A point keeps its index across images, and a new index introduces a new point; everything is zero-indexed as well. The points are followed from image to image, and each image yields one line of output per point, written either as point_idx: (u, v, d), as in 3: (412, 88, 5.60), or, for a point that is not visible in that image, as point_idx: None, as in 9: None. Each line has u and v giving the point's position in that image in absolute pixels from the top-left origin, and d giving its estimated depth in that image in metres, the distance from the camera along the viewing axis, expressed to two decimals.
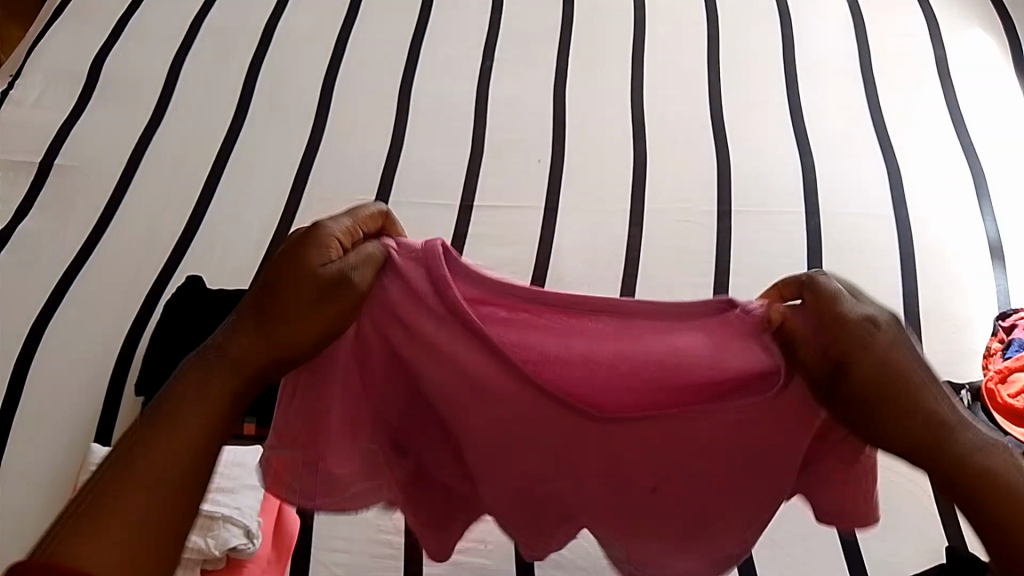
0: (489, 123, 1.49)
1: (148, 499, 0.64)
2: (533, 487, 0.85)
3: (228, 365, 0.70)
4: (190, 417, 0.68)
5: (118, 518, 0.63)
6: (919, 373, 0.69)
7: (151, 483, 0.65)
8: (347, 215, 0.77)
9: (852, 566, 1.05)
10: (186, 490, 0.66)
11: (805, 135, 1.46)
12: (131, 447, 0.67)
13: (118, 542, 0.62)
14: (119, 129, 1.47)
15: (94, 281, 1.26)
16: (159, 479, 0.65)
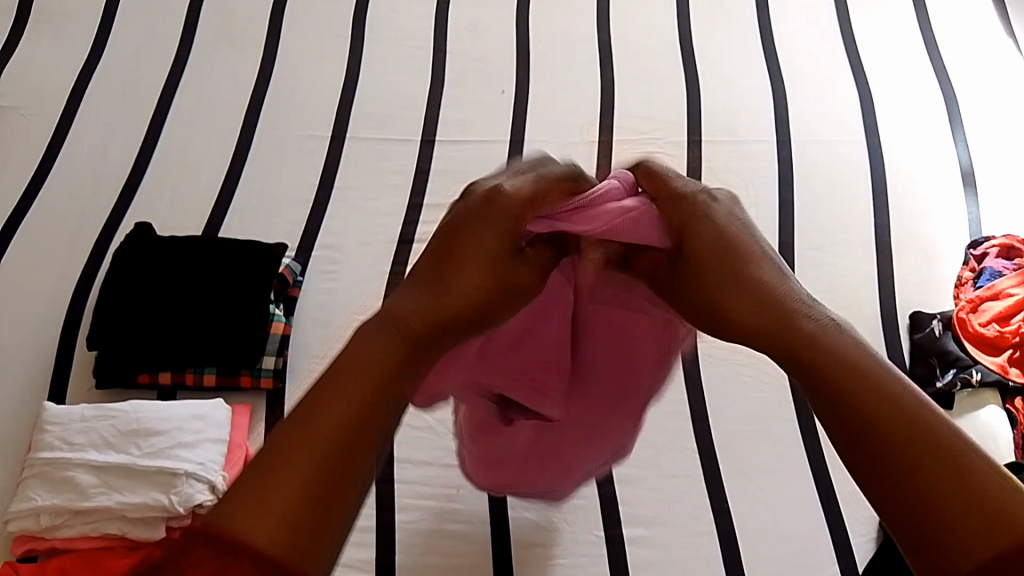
0: (450, 50, 1.43)
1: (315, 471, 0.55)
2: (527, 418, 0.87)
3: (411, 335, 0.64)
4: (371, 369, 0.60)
5: (285, 486, 0.54)
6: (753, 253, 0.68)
7: (330, 448, 0.56)
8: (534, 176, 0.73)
9: (824, 499, 1.06)
10: (341, 475, 0.55)
11: (775, 59, 1.42)
12: (315, 398, 0.58)
13: (278, 509, 0.53)
14: (58, 63, 1.39)
15: (38, 226, 1.20)
16: (338, 438, 0.56)
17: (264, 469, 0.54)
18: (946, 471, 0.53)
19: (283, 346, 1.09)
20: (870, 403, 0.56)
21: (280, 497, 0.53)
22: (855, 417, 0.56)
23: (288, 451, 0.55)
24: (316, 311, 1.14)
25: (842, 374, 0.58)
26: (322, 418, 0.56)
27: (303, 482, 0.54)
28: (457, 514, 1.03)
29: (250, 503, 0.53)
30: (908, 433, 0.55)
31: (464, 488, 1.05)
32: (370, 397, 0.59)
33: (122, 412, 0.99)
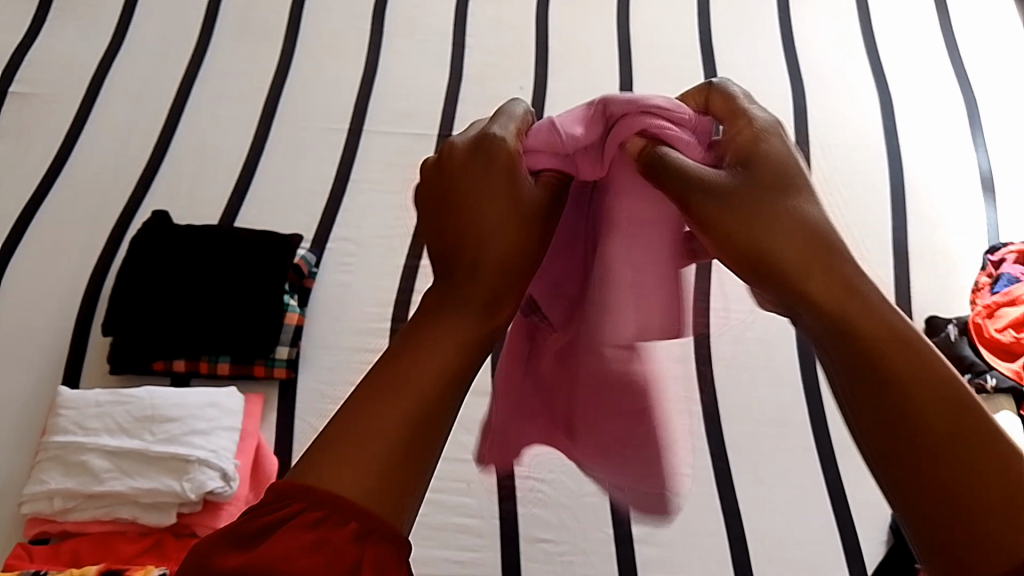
0: (469, 46, 1.43)
1: (404, 413, 0.48)
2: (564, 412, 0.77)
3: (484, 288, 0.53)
4: (450, 328, 0.51)
5: (377, 433, 0.47)
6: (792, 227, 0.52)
7: (418, 397, 0.49)
8: (507, 119, 0.59)
9: (834, 502, 1.05)
10: (434, 424, 0.49)
11: (795, 61, 1.41)
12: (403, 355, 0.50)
13: (371, 459, 0.47)
14: (79, 51, 1.40)
15: (57, 212, 1.21)
16: (425, 384, 0.49)
17: (355, 420, 0.48)
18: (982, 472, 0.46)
19: (297, 337, 1.09)
20: (924, 404, 0.48)
21: (372, 449, 0.47)
22: (886, 404, 0.48)
23: (373, 400, 0.48)
24: (330, 303, 1.15)
25: (904, 373, 0.49)
26: (396, 402, 0.48)
27: (380, 467, 0.46)
28: (467, 510, 1.04)
29: (347, 450, 0.47)
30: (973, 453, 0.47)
31: (474, 482, 1.05)
32: (461, 345, 0.51)
33: (137, 399, 1.00)
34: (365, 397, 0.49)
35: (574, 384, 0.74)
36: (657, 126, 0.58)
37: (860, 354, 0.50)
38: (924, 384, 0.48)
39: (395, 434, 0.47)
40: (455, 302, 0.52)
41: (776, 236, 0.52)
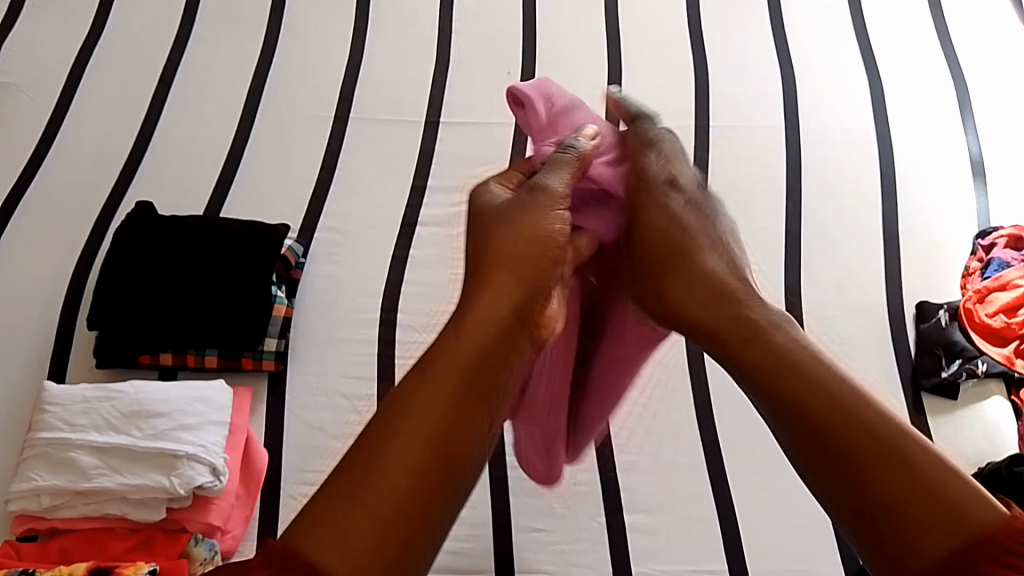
0: (456, 31, 1.41)
1: (393, 484, 0.57)
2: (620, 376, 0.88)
3: (466, 350, 0.63)
4: (438, 390, 0.60)
5: (359, 506, 0.56)
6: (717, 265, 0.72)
7: (409, 471, 0.58)
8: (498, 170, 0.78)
9: None
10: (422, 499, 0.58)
11: (785, 45, 1.40)
12: (384, 422, 0.59)
13: (365, 534, 0.56)
14: (59, 40, 1.38)
15: (39, 205, 1.19)
16: (409, 451, 0.58)
17: (340, 502, 0.57)
18: (924, 494, 0.56)
19: (285, 329, 1.09)
20: (810, 396, 0.61)
21: (361, 523, 0.56)
22: (823, 438, 0.60)
23: (357, 473, 0.57)
24: (319, 294, 1.14)
25: (811, 398, 0.61)
26: (398, 451, 0.58)
27: (393, 507, 0.57)
28: None
29: (327, 526, 0.56)
30: (918, 477, 0.57)
31: None
32: (447, 413, 0.60)
33: (124, 394, 0.99)
34: (370, 448, 0.58)
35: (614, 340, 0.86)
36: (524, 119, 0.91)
37: (790, 396, 0.62)
38: (857, 429, 0.59)
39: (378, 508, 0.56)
40: (438, 371, 0.61)
41: (695, 296, 0.71)
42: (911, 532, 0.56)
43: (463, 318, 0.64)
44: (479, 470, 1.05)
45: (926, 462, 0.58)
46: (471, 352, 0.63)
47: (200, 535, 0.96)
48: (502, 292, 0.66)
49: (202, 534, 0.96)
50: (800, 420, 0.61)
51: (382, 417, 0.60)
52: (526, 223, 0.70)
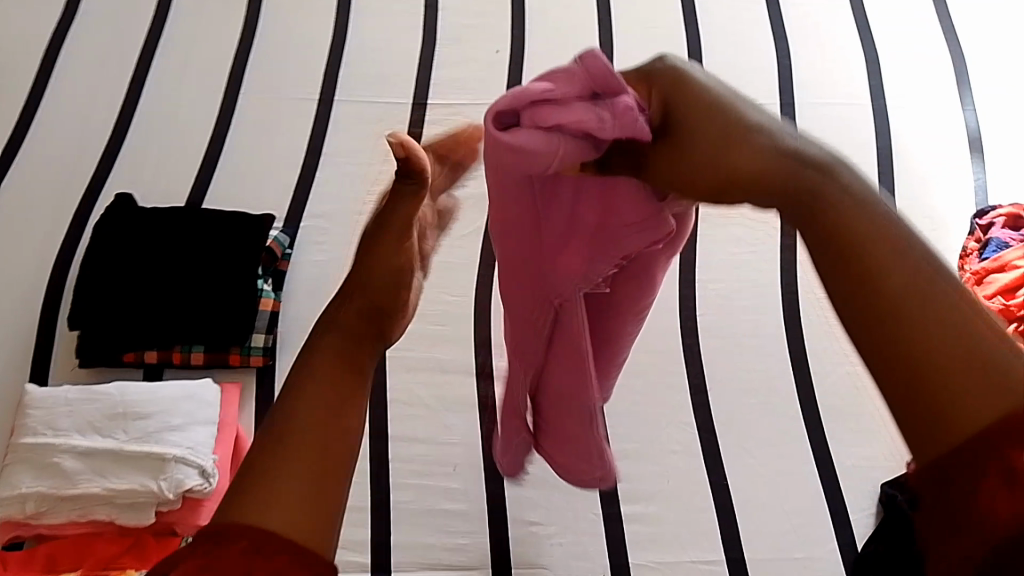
0: (442, 8, 1.37)
1: (298, 453, 0.56)
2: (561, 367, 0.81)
3: (350, 333, 0.64)
4: (333, 373, 0.61)
5: (270, 480, 0.55)
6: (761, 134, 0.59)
7: (302, 433, 0.57)
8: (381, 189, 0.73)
9: (823, 475, 1.04)
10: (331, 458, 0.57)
11: (780, 18, 1.37)
12: (286, 397, 0.60)
13: (292, 492, 0.54)
14: (30, 20, 1.32)
15: (14, 196, 1.16)
16: (302, 421, 0.58)
17: (254, 470, 0.55)
18: (974, 370, 0.48)
19: (273, 323, 1.06)
20: (882, 280, 0.51)
21: (269, 488, 0.54)
22: (913, 358, 0.49)
23: (259, 450, 0.57)
24: (306, 284, 1.11)
25: (900, 296, 0.51)
26: (295, 435, 0.57)
27: (303, 492, 0.55)
28: (455, 493, 1.01)
29: (256, 488, 0.54)
30: (939, 377, 0.48)
31: (460, 466, 1.03)
32: (336, 390, 0.60)
33: (109, 396, 0.96)
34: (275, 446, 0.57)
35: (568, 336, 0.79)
36: (533, 120, 0.62)
37: (849, 277, 0.53)
38: (920, 329, 0.50)
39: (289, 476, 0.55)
40: (326, 357, 0.62)
41: (752, 156, 0.59)
42: (914, 420, 0.48)
43: (340, 314, 0.66)
44: (472, 462, 1.03)
45: (968, 331, 0.49)
46: (354, 336, 0.64)
47: (191, 538, 0.95)
48: (373, 295, 0.67)
49: (194, 536, 0.95)
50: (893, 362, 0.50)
51: (288, 392, 0.60)
52: (392, 241, 0.69)
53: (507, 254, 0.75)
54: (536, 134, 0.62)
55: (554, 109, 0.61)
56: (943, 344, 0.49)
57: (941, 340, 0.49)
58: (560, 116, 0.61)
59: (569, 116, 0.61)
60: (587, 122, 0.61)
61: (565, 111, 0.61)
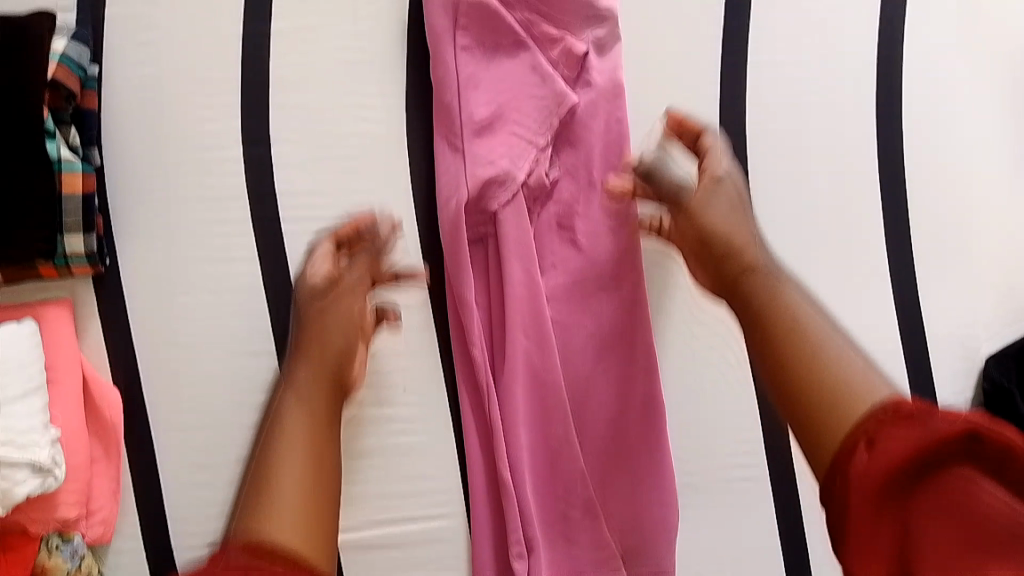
0: None
1: (311, 491, 0.54)
2: (500, 446, 0.72)
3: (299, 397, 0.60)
4: (311, 433, 0.58)
5: (278, 482, 0.53)
6: (791, 288, 0.61)
7: (304, 480, 0.54)
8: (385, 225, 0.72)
9: (912, 355, 0.77)
10: (326, 522, 0.54)
11: None
12: (297, 399, 0.60)
13: (285, 512, 0.51)
14: None
15: None
16: (306, 428, 0.58)
17: (251, 522, 0.51)
18: (811, 418, 0.51)
19: (89, 211, 0.67)
20: (792, 393, 0.53)
21: (281, 493, 0.53)
22: (823, 398, 0.51)
23: (258, 481, 0.54)
24: (138, 126, 0.71)
25: (796, 360, 0.54)
26: (288, 484, 0.53)
27: (308, 420, 0.58)
28: (407, 423, 0.75)
29: (303, 482, 0.54)
30: (825, 396, 0.51)
31: (415, 385, 0.75)
32: (305, 461, 0.55)
33: None
34: (258, 485, 0.54)
35: (513, 372, 0.72)
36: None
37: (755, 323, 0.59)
38: (808, 410, 0.51)
39: (292, 484, 0.54)
40: (298, 413, 0.58)
41: (715, 215, 0.67)
42: (826, 407, 0.50)
43: (299, 366, 0.62)
44: (429, 381, 0.75)
45: (843, 377, 0.52)
46: (314, 377, 0.61)
47: (56, 537, 0.68)
48: (322, 344, 0.63)
49: (59, 532, 0.68)
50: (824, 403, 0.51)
51: (257, 473, 0.55)
52: (323, 336, 0.64)
53: (473, 415, 0.74)
54: (481, 112, 0.72)
55: (480, 141, 0.72)
56: (830, 399, 0.51)
57: (842, 387, 0.51)
58: (486, 147, 0.72)
59: (515, 126, 0.72)
60: (519, 139, 0.72)
61: (507, 119, 0.72)
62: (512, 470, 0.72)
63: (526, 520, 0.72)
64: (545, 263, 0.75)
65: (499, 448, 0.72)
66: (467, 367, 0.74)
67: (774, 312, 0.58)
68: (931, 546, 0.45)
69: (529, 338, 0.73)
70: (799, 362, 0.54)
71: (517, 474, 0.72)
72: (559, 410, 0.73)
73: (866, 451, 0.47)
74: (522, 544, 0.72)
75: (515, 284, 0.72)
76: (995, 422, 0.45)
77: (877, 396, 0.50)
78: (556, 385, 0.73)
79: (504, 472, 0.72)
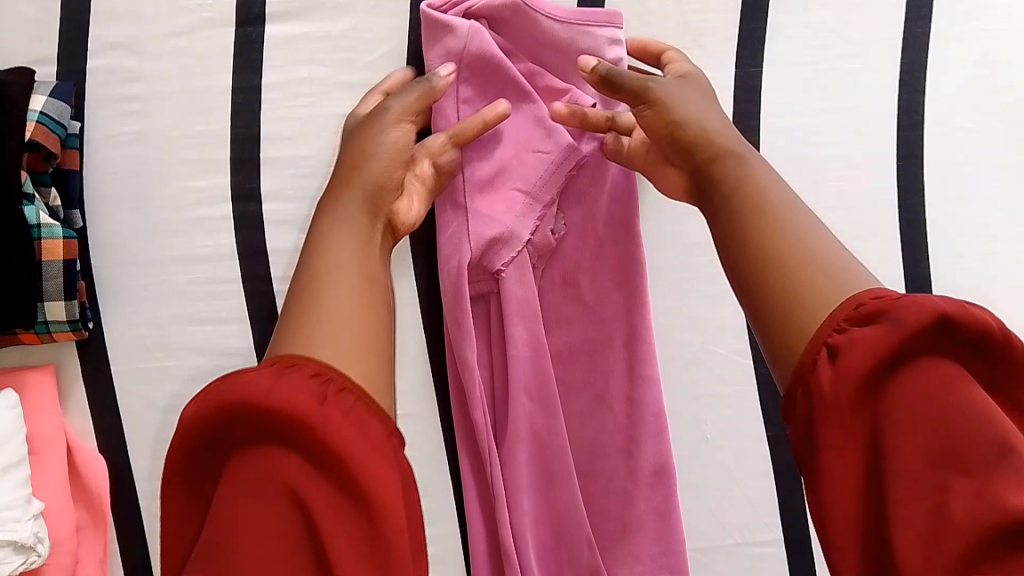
0: None
1: (351, 319, 0.51)
2: (503, 516, 0.68)
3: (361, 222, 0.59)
4: (357, 241, 0.57)
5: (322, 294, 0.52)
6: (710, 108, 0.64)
7: (350, 346, 0.50)
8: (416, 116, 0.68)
9: None
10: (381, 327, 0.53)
11: None
12: (328, 236, 0.57)
13: (341, 325, 0.51)
14: None
15: None
16: (351, 288, 0.53)
17: (305, 411, 0.45)
18: (756, 269, 0.52)
19: (72, 277, 0.65)
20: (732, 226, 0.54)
21: (336, 318, 0.51)
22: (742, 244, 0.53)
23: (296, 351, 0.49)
24: (121, 183, 0.68)
25: (717, 175, 0.58)
26: (330, 315, 0.51)
27: (355, 289, 0.53)
28: None
29: (355, 344, 0.50)
30: (757, 237, 0.53)
31: (415, 449, 0.72)
32: (351, 350, 0.50)
33: None
34: (302, 327, 0.51)
35: (517, 437, 0.69)
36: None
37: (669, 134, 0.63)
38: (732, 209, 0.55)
39: (337, 297, 0.52)
40: (343, 234, 0.57)
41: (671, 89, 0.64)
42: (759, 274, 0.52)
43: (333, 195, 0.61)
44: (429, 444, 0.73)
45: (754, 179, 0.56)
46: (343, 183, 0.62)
47: None
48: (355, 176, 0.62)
49: None
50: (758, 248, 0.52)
51: (290, 334, 0.50)
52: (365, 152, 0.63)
53: (474, 482, 0.70)
54: (483, 168, 0.69)
55: (482, 198, 0.69)
56: (761, 239, 0.52)
57: (778, 230, 0.52)
58: (488, 204, 0.69)
59: (518, 183, 0.69)
60: (522, 195, 0.69)
61: (510, 175, 0.69)
62: (515, 540, 0.69)
63: None
64: (548, 320, 0.72)
65: (502, 518, 0.68)
66: (468, 432, 0.71)
67: (695, 142, 0.61)
68: (911, 462, 0.44)
69: (533, 401, 0.69)
70: (741, 201, 0.55)
71: (521, 545, 0.69)
72: (564, 477, 0.70)
73: (833, 366, 0.46)
74: None
75: (518, 346, 0.68)
76: (966, 306, 0.46)
77: (808, 241, 0.51)
78: (561, 449, 0.70)
79: (507, 543, 0.68)
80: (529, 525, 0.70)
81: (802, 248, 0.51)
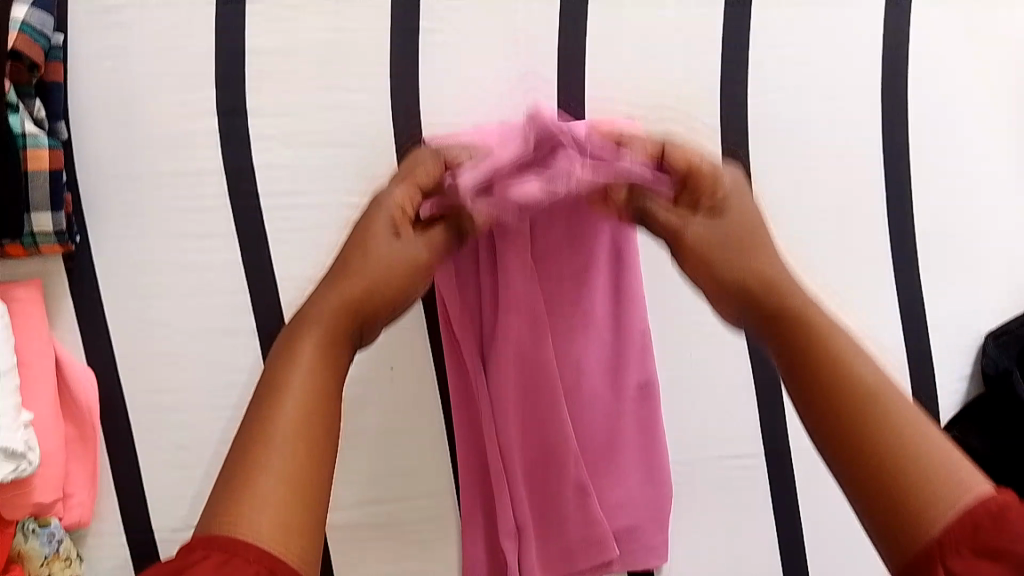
0: None
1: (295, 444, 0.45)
2: (490, 436, 0.69)
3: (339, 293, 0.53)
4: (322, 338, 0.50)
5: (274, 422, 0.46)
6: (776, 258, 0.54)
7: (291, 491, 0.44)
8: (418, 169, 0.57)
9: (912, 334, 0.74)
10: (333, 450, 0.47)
11: None
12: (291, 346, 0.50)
13: (292, 470, 0.44)
14: None
15: None
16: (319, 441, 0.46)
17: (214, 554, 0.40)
18: (807, 365, 0.48)
19: (57, 189, 0.65)
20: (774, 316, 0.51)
21: (270, 474, 0.44)
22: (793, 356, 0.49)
23: (253, 446, 0.45)
24: (106, 98, 0.68)
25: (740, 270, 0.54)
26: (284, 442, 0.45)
27: (309, 422, 0.46)
28: (388, 402, 0.74)
29: (289, 496, 0.43)
30: (810, 346, 0.48)
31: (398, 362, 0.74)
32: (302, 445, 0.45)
33: None
34: (252, 425, 0.46)
35: (506, 360, 0.67)
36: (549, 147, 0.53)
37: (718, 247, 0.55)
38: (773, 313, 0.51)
39: (298, 426, 0.46)
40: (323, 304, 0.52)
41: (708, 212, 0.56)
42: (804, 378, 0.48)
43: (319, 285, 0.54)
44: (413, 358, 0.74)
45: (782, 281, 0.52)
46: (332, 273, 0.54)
47: (32, 520, 0.67)
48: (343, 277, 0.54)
49: (37, 517, 0.67)
50: (799, 353, 0.49)
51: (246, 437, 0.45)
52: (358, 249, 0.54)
53: (462, 407, 0.71)
54: None
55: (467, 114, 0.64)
56: (808, 336, 0.49)
57: (808, 327, 0.49)
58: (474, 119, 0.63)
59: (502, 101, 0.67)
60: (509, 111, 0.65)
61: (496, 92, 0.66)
62: (502, 459, 0.69)
63: (518, 508, 0.70)
64: (535, 248, 0.68)
65: (489, 437, 0.69)
66: (455, 352, 0.70)
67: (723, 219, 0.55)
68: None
69: (524, 326, 0.68)
70: (783, 309, 0.51)
71: (509, 465, 0.69)
72: (553, 396, 0.68)
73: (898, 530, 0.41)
74: (513, 527, 0.70)
75: (510, 274, 0.66)
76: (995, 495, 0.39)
77: (865, 361, 0.46)
78: (550, 372, 0.68)
79: (495, 461, 0.69)
80: (517, 445, 0.69)
81: (847, 347, 0.47)
